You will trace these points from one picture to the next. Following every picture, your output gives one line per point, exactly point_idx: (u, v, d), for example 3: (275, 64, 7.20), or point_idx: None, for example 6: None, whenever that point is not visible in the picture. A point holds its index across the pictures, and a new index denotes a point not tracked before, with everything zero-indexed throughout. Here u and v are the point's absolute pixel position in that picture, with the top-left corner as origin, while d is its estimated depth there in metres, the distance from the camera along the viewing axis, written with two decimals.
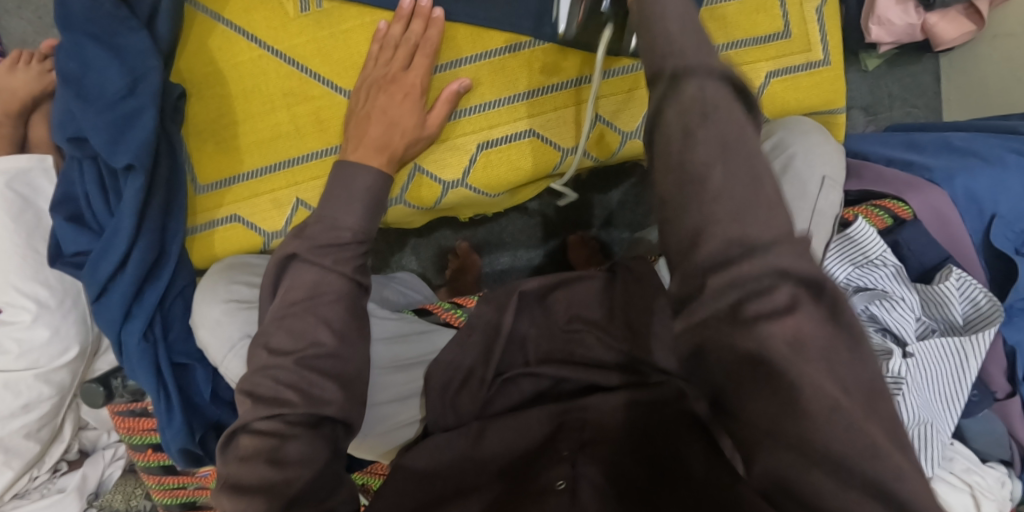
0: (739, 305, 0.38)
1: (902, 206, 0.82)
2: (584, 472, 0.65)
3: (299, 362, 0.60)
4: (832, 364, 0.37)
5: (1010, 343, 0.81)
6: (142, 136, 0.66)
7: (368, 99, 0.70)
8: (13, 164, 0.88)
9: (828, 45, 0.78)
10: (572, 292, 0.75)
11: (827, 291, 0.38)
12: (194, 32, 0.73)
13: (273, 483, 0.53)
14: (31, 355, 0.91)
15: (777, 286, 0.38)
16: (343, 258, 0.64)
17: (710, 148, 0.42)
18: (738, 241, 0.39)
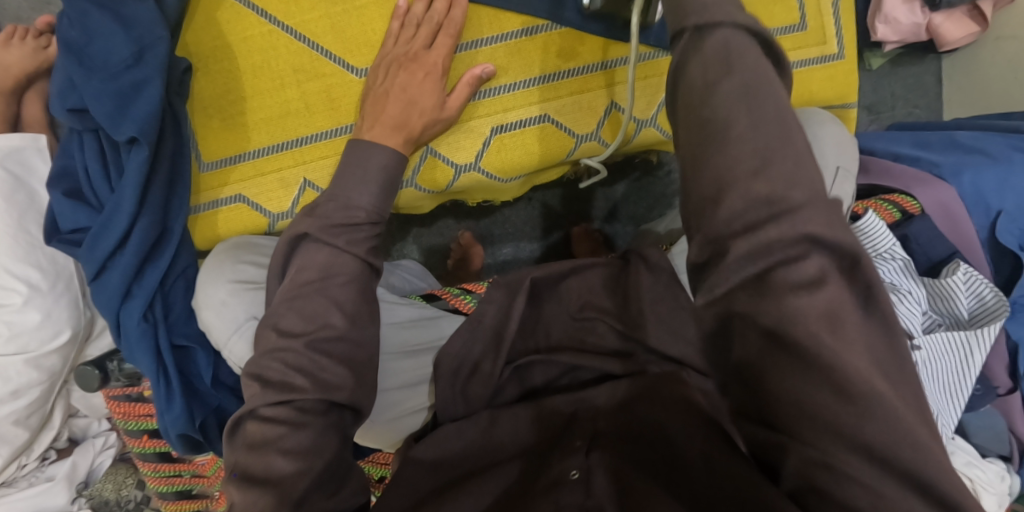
0: (767, 272, 0.39)
1: (911, 201, 0.83)
2: (595, 462, 0.57)
3: (310, 345, 0.59)
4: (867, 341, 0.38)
5: (1013, 339, 0.81)
6: (148, 107, 0.64)
7: (388, 76, 0.69)
8: (6, 143, 0.89)
9: (842, 39, 0.78)
10: (584, 279, 0.76)
11: (862, 269, 0.38)
12: (201, 5, 0.70)
13: (283, 478, 0.53)
14: (22, 338, 0.90)
15: (807, 257, 0.38)
16: (357, 239, 0.63)
17: (732, 99, 0.43)
18: (764, 200, 0.40)
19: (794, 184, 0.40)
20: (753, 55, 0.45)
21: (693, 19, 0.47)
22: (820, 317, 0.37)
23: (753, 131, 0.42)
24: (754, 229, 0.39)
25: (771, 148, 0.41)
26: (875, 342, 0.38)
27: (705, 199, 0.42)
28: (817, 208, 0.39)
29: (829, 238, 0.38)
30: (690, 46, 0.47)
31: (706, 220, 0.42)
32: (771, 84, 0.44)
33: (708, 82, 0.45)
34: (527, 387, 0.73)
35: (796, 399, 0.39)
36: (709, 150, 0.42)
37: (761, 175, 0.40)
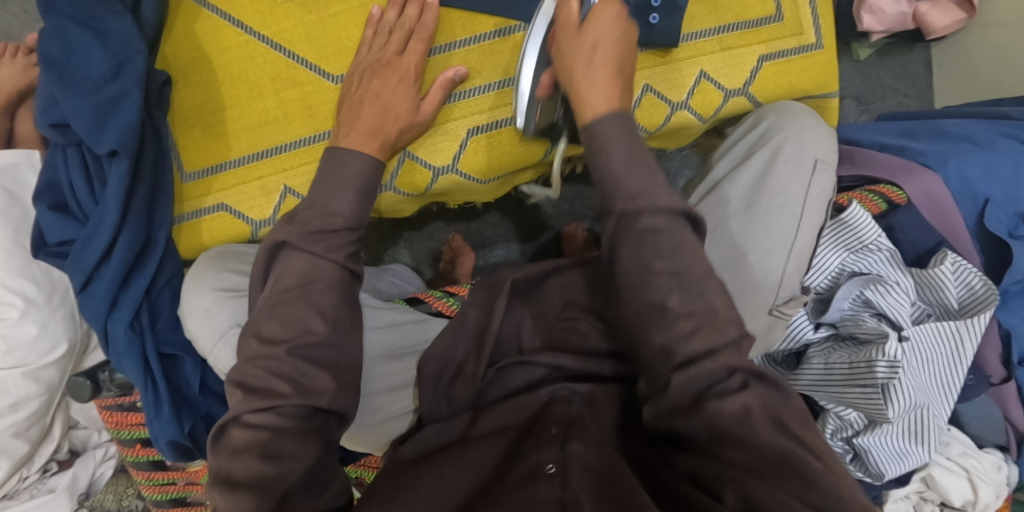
0: (701, 395, 0.54)
1: (896, 191, 0.82)
2: (572, 454, 0.55)
3: (292, 351, 0.60)
4: (779, 422, 0.53)
5: (1005, 327, 0.80)
6: (127, 120, 0.65)
7: (362, 82, 0.69)
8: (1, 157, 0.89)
9: (819, 29, 0.77)
10: (566, 278, 0.76)
11: (768, 377, 0.55)
12: (180, 19, 0.72)
13: (266, 481, 0.53)
14: (19, 352, 0.92)
15: (731, 376, 0.54)
16: (336, 245, 0.64)
17: (667, 283, 0.57)
18: (702, 350, 0.54)
19: (717, 337, 0.55)
20: (678, 232, 0.58)
21: (619, 206, 0.59)
22: (736, 417, 0.52)
23: (682, 304, 0.56)
24: (690, 364, 0.54)
25: (702, 311, 0.56)
26: (779, 415, 0.54)
27: (656, 351, 0.56)
28: (733, 348, 0.55)
29: (742, 364, 0.55)
30: (620, 226, 0.59)
31: (659, 365, 0.56)
32: (694, 266, 0.57)
33: (642, 263, 0.57)
34: (509, 389, 0.72)
35: (749, 470, 0.50)
36: (652, 319, 0.56)
37: (695, 334, 0.55)
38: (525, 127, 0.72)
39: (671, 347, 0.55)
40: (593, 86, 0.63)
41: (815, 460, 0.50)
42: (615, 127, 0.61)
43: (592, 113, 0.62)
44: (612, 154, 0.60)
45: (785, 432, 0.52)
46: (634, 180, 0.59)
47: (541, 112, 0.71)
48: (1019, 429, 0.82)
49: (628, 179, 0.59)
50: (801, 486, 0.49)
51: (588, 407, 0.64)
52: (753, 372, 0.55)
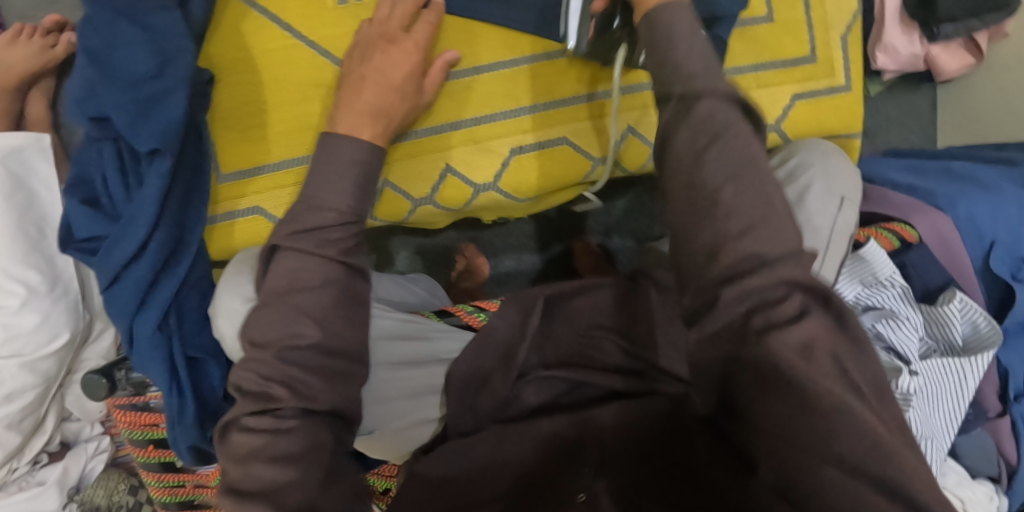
0: (748, 316, 0.48)
1: (909, 230, 0.85)
2: (601, 487, 0.63)
3: (277, 355, 0.57)
4: (838, 362, 0.47)
5: (1004, 365, 0.84)
6: (168, 116, 0.63)
7: (363, 60, 0.68)
8: (8, 142, 0.94)
9: (849, 73, 0.81)
10: (595, 298, 0.77)
11: (832, 304, 0.49)
12: (224, 17, 0.70)
13: (278, 486, 0.52)
14: (18, 340, 0.96)
15: (787, 298, 0.48)
16: (327, 240, 0.61)
17: (718, 173, 0.51)
18: (752, 256, 0.49)
19: (772, 245, 0.49)
20: (735, 127, 0.52)
21: (679, 89, 0.53)
22: (796, 350, 0.46)
23: (739, 200, 0.50)
24: (735, 279, 0.48)
25: (756, 214, 0.50)
26: (842, 360, 0.47)
27: (700, 258, 0.50)
28: (792, 263, 0.49)
29: (801, 285, 0.48)
30: (676, 113, 0.53)
31: (703, 272, 0.50)
32: (750, 160, 0.52)
33: (697, 150, 0.52)
34: (533, 405, 0.73)
35: (782, 431, 0.47)
36: (701, 214, 0.51)
37: (748, 234, 0.49)
38: (577, 48, 0.69)
39: (716, 248, 0.49)
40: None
41: (872, 415, 0.45)
42: (682, 13, 0.57)
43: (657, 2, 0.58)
44: (676, 43, 0.56)
45: (849, 383, 0.46)
46: (695, 64, 0.55)
47: (596, 36, 0.68)
48: (1011, 461, 0.85)
49: (689, 61, 0.55)
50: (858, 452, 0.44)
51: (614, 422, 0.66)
52: (813, 297, 0.49)
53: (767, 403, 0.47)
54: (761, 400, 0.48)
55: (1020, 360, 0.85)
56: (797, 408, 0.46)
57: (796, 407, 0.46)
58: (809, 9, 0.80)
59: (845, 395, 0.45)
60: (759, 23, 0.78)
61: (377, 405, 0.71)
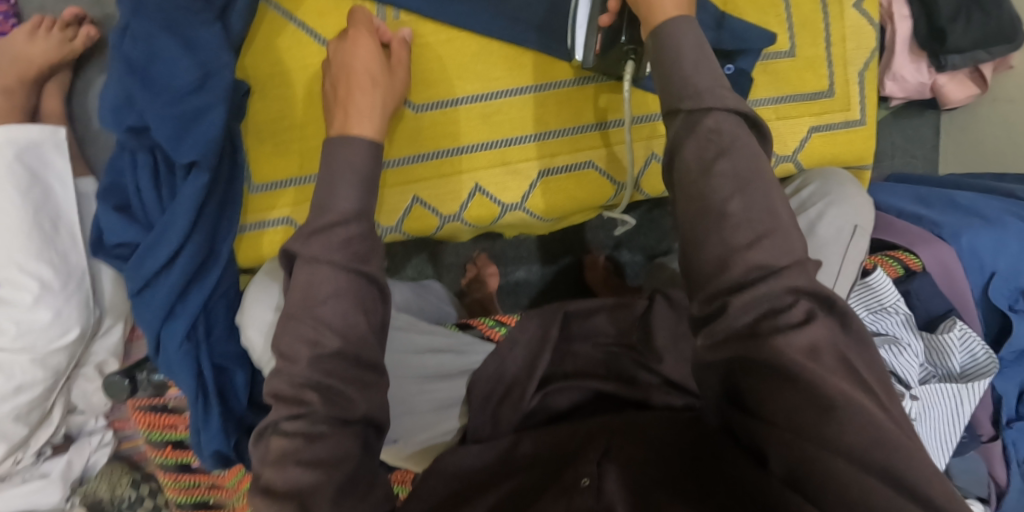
0: (760, 321, 0.50)
1: (914, 259, 0.88)
2: (610, 470, 0.52)
3: (312, 367, 0.55)
4: (844, 366, 0.49)
5: (999, 392, 0.89)
6: (208, 133, 0.65)
7: (334, 79, 0.67)
8: (25, 135, 0.93)
9: (864, 108, 0.83)
10: (612, 318, 0.78)
11: (835, 309, 0.51)
12: (262, 30, 0.72)
13: (304, 490, 0.51)
14: (29, 336, 0.94)
15: (795, 303, 0.50)
16: (331, 245, 0.58)
17: (727, 182, 0.53)
18: (759, 266, 0.51)
19: (782, 254, 0.51)
20: (743, 140, 0.55)
21: (687, 104, 0.56)
22: (803, 350, 0.49)
23: (745, 211, 0.52)
24: (746, 286, 0.50)
25: (765, 224, 0.52)
26: (846, 354, 0.50)
27: (706, 269, 0.53)
28: (798, 270, 0.51)
29: (808, 290, 0.51)
30: (681, 130, 0.56)
31: (710, 282, 0.52)
32: (757, 173, 0.54)
33: (704, 162, 0.54)
34: (548, 416, 0.74)
35: (795, 423, 0.48)
36: (709, 226, 0.53)
37: (756, 245, 0.51)
38: (584, 60, 0.71)
39: (726, 259, 0.51)
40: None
41: (875, 409, 0.48)
42: (687, 33, 0.58)
43: (662, 18, 0.60)
44: (683, 58, 0.58)
45: (852, 373, 0.49)
46: (703, 81, 0.57)
47: (602, 55, 0.70)
48: (1000, 482, 0.90)
49: (697, 78, 0.57)
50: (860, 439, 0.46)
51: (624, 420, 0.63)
52: (822, 302, 0.51)
53: (781, 393, 0.49)
54: (772, 392, 0.49)
55: (1015, 387, 0.89)
56: (807, 398, 0.48)
57: (801, 396, 0.48)
58: (829, 44, 0.82)
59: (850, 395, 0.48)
60: (781, 57, 0.81)
61: (403, 416, 0.74)
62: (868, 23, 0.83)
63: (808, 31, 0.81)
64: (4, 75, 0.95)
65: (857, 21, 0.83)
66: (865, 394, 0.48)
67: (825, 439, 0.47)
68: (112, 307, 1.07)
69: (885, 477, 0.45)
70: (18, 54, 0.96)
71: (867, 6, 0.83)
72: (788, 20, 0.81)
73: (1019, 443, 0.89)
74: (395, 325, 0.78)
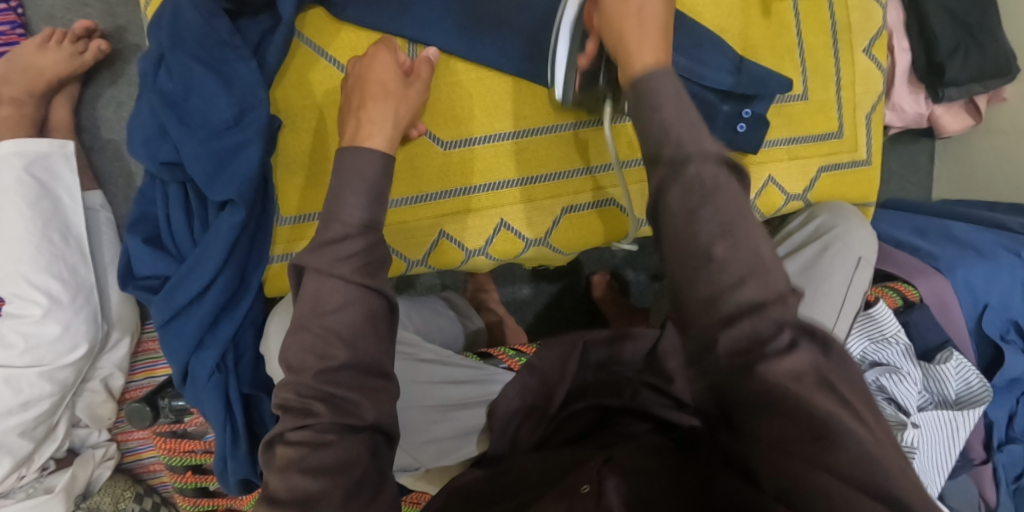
0: (749, 359, 0.48)
1: (911, 289, 0.92)
2: (610, 481, 0.56)
3: (319, 377, 0.57)
4: (829, 384, 0.47)
5: (990, 418, 0.93)
6: (243, 170, 0.66)
7: (351, 97, 0.68)
8: (35, 148, 0.92)
9: (870, 148, 0.87)
10: (628, 345, 0.79)
11: (819, 335, 0.49)
12: (295, 64, 0.73)
13: (312, 496, 0.54)
14: (38, 351, 0.92)
15: (780, 333, 0.48)
16: (338, 259, 0.60)
17: (711, 229, 0.50)
18: (745, 300, 0.49)
19: (765, 293, 0.49)
20: (725, 184, 0.52)
21: (667, 153, 0.53)
22: (788, 374, 0.47)
23: (730, 255, 0.50)
24: (735, 321, 0.49)
25: (751, 265, 0.50)
26: (830, 376, 0.48)
27: (697, 303, 0.50)
28: (781, 304, 0.49)
29: (791, 319, 0.49)
30: (666, 178, 0.53)
31: (699, 318, 0.50)
32: (742, 216, 0.51)
33: (688, 210, 0.51)
34: (574, 434, 0.75)
35: (780, 445, 0.47)
36: (695, 272, 0.50)
37: (741, 285, 0.49)
38: (564, 99, 0.73)
39: (714, 299, 0.49)
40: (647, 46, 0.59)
41: (861, 426, 0.46)
42: (666, 82, 0.56)
43: (642, 70, 0.58)
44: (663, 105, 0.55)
45: (835, 393, 0.47)
46: (683, 130, 0.54)
47: (582, 84, 0.71)
48: (990, 502, 0.95)
49: (676, 126, 0.54)
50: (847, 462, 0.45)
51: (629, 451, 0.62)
52: (803, 328, 0.49)
53: (767, 420, 0.48)
54: (760, 417, 0.48)
55: (1004, 414, 0.94)
56: (795, 425, 0.46)
57: (792, 424, 0.46)
58: (840, 88, 0.85)
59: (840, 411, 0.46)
60: (795, 101, 0.83)
61: (427, 444, 0.75)
62: (876, 68, 0.86)
63: (821, 74, 0.84)
64: (14, 86, 0.93)
65: (866, 65, 0.86)
66: (848, 409, 0.46)
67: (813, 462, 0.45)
68: (120, 320, 1.05)
69: (865, 490, 0.44)
70: (29, 67, 0.94)
71: (876, 51, 0.86)
72: (802, 65, 0.83)
73: (1007, 465, 0.94)
74: (421, 357, 0.78)
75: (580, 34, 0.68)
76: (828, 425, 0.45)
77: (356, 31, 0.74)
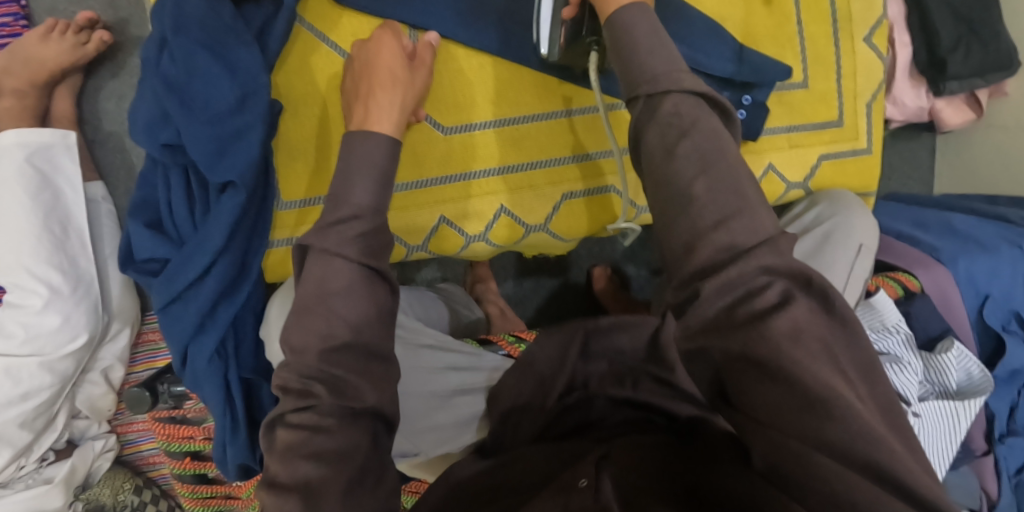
0: (732, 308, 0.48)
1: (913, 280, 0.92)
2: (608, 475, 0.54)
3: (321, 358, 0.58)
4: (829, 356, 0.46)
5: (992, 410, 0.93)
6: (246, 153, 0.66)
7: (356, 84, 0.68)
8: (37, 138, 0.92)
9: (871, 136, 0.86)
10: (631, 334, 0.80)
11: (816, 286, 0.48)
12: (296, 49, 0.73)
13: (311, 481, 0.54)
14: (39, 341, 0.91)
15: (767, 287, 0.48)
16: (345, 239, 0.60)
17: (689, 165, 0.51)
18: (727, 247, 0.49)
19: (748, 236, 0.49)
20: (703, 119, 0.53)
21: (644, 89, 0.54)
22: (784, 336, 0.46)
23: (711, 192, 0.50)
24: (710, 272, 0.48)
25: (732, 205, 0.50)
26: (830, 346, 0.47)
27: (676, 251, 0.51)
28: (770, 250, 0.49)
29: (781, 270, 0.48)
30: (643, 117, 0.54)
31: (680, 266, 0.50)
32: (721, 152, 0.51)
33: (667, 146, 0.52)
34: (581, 421, 0.74)
35: (769, 414, 0.47)
36: (675, 210, 0.51)
37: (721, 227, 0.49)
38: (550, 54, 0.69)
39: (693, 242, 0.50)
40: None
41: (861, 406, 0.45)
42: (642, 17, 0.57)
43: (616, 7, 0.58)
44: (640, 46, 0.56)
45: (837, 366, 0.46)
46: (659, 65, 0.55)
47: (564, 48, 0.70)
48: (991, 495, 0.94)
49: (651, 62, 0.55)
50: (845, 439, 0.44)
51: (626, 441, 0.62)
52: (797, 281, 0.49)
53: (758, 388, 0.47)
54: (747, 388, 0.47)
55: (1006, 405, 0.94)
56: (787, 392, 0.46)
57: (788, 393, 0.46)
58: (840, 77, 0.85)
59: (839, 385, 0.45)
60: (796, 89, 0.84)
61: (427, 430, 0.75)
62: (877, 57, 0.86)
63: (821, 63, 0.84)
64: (16, 78, 0.93)
65: (867, 54, 0.86)
66: (850, 389, 0.46)
67: (812, 438, 0.45)
68: (120, 312, 1.04)
69: (863, 467, 0.44)
70: (30, 59, 0.94)
71: (876, 40, 0.86)
72: (802, 53, 0.83)
73: (1008, 457, 0.94)
74: (421, 342, 0.79)
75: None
76: (820, 397, 0.45)
77: (355, 16, 0.74)
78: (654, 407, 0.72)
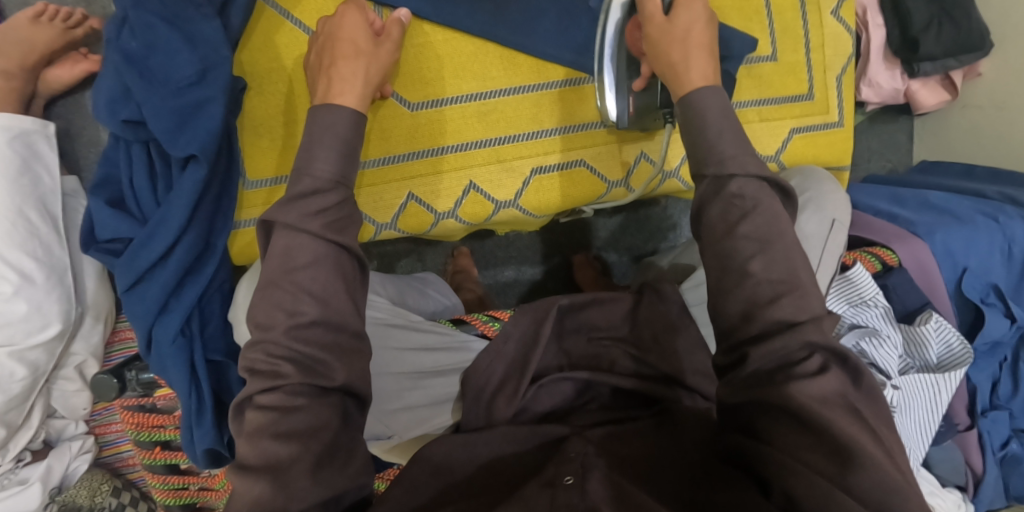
0: (777, 370, 0.53)
1: (891, 254, 0.90)
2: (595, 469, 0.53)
3: (288, 334, 0.56)
4: (856, 418, 0.52)
5: (973, 382, 0.93)
6: (206, 125, 0.68)
7: (320, 58, 0.69)
8: (15, 123, 0.84)
9: (842, 110, 0.88)
10: (605, 310, 0.77)
11: (851, 362, 0.54)
12: (260, 25, 0.75)
13: (282, 461, 0.53)
14: (6, 330, 0.84)
15: (812, 356, 0.53)
16: (306, 214, 0.59)
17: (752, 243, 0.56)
18: (784, 321, 0.54)
19: (801, 312, 0.54)
20: (766, 202, 0.58)
21: (712, 169, 0.59)
22: (817, 397, 0.51)
23: (767, 270, 0.55)
24: (767, 336, 0.54)
25: (787, 283, 0.55)
26: (856, 404, 0.53)
27: (732, 317, 0.56)
28: (816, 326, 0.54)
29: (823, 345, 0.54)
30: (709, 193, 0.59)
31: (736, 331, 0.56)
32: (777, 230, 0.57)
33: (729, 224, 0.58)
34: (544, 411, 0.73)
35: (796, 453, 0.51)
36: (732, 283, 0.56)
37: (777, 302, 0.54)
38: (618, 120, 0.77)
39: (750, 313, 0.55)
40: (697, 67, 0.64)
41: (884, 457, 0.50)
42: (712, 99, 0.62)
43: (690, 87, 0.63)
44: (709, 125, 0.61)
45: (863, 424, 0.52)
46: (728, 147, 0.59)
47: (635, 103, 0.76)
48: (976, 470, 0.94)
49: (722, 145, 0.60)
50: (864, 482, 0.49)
51: (614, 436, 0.60)
52: (834, 356, 0.54)
53: (788, 432, 0.51)
54: (781, 432, 0.52)
55: (987, 378, 0.94)
56: (819, 443, 0.50)
57: (814, 442, 0.51)
58: (809, 50, 0.86)
59: (868, 444, 0.50)
60: (765, 63, 0.84)
61: (402, 412, 0.75)
62: (846, 31, 0.88)
63: (789, 37, 0.85)
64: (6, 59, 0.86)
65: (835, 28, 0.87)
66: (873, 441, 0.51)
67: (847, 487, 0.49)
68: (94, 306, 0.96)
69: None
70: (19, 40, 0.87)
71: (844, 14, 0.87)
72: (770, 27, 0.84)
73: (992, 432, 0.94)
74: (392, 322, 0.78)
75: (626, 57, 0.74)
76: (843, 450, 0.50)
77: None
78: (628, 385, 0.72)
